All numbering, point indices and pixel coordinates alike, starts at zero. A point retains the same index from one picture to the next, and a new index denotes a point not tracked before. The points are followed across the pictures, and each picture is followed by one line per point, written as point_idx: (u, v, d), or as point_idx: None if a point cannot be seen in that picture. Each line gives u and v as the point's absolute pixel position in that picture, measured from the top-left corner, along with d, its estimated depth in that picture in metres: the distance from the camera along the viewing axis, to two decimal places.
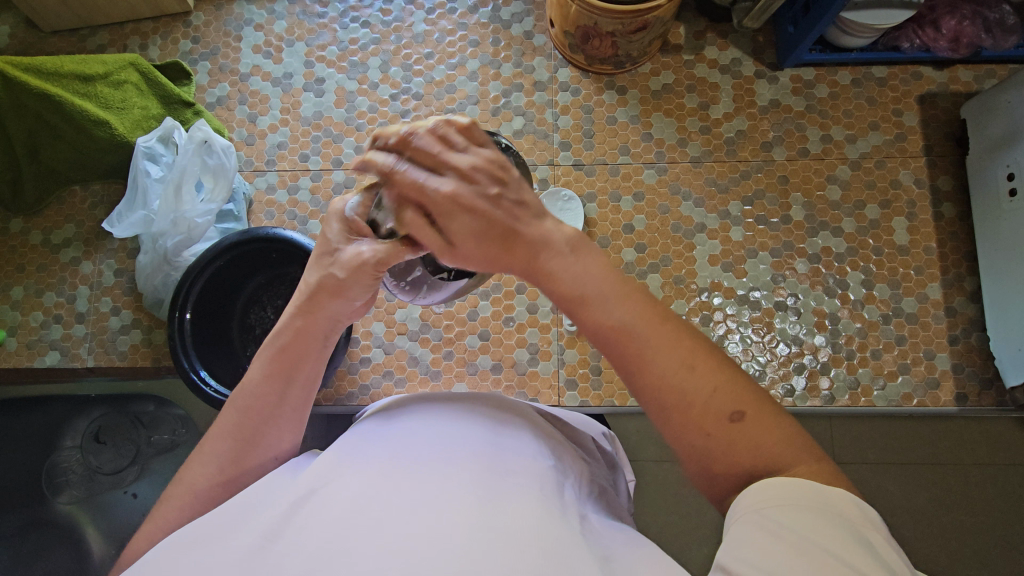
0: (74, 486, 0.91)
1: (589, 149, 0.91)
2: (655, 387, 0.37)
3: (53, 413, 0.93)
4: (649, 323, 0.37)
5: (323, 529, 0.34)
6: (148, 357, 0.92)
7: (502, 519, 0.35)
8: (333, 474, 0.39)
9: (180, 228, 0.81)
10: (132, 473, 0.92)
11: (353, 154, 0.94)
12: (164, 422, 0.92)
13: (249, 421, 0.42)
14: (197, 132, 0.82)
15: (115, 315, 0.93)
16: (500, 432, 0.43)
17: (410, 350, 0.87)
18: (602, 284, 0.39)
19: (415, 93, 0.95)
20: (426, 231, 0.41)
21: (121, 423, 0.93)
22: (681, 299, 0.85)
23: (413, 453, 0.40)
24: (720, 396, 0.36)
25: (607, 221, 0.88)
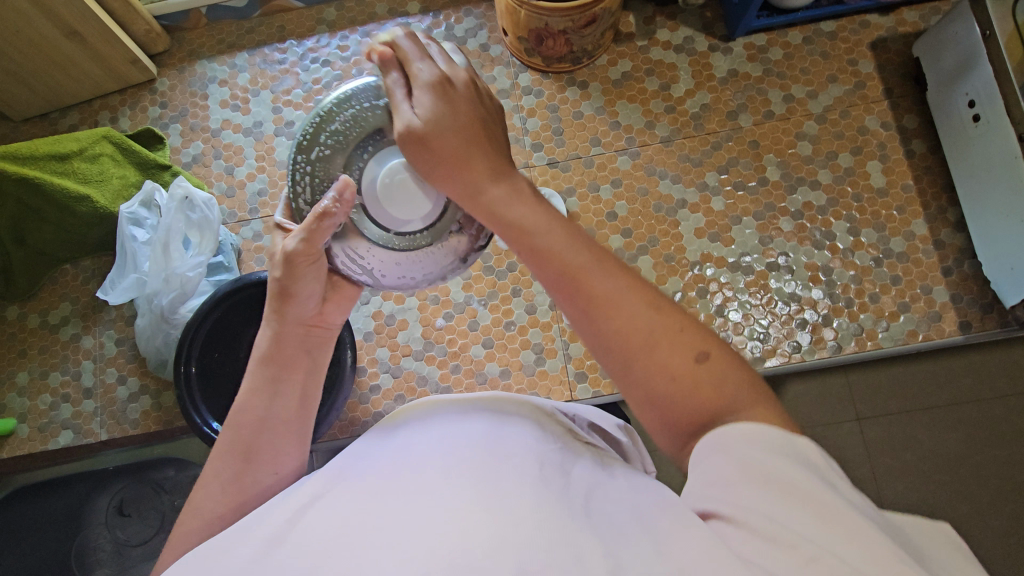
0: (104, 564, 0.91)
1: (560, 146, 0.92)
2: (611, 336, 0.37)
3: (75, 493, 0.93)
4: (615, 275, 0.38)
5: (327, 531, 0.35)
6: (159, 421, 0.92)
7: (502, 495, 0.35)
8: (337, 478, 0.40)
9: (173, 285, 0.82)
10: (160, 542, 0.91)
11: None
12: (185, 485, 0.92)
13: (243, 436, 0.44)
14: (178, 189, 0.84)
15: (122, 384, 0.94)
16: (500, 418, 0.45)
17: (417, 370, 0.88)
18: (577, 257, 0.38)
19: None
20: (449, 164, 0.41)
21: (144, 492, 0.93)
22: (674, 277, 0.86)
23: (414, 444, 0.42)
24: (685, 338, 0.36)
25: (589, 213, 0.90)
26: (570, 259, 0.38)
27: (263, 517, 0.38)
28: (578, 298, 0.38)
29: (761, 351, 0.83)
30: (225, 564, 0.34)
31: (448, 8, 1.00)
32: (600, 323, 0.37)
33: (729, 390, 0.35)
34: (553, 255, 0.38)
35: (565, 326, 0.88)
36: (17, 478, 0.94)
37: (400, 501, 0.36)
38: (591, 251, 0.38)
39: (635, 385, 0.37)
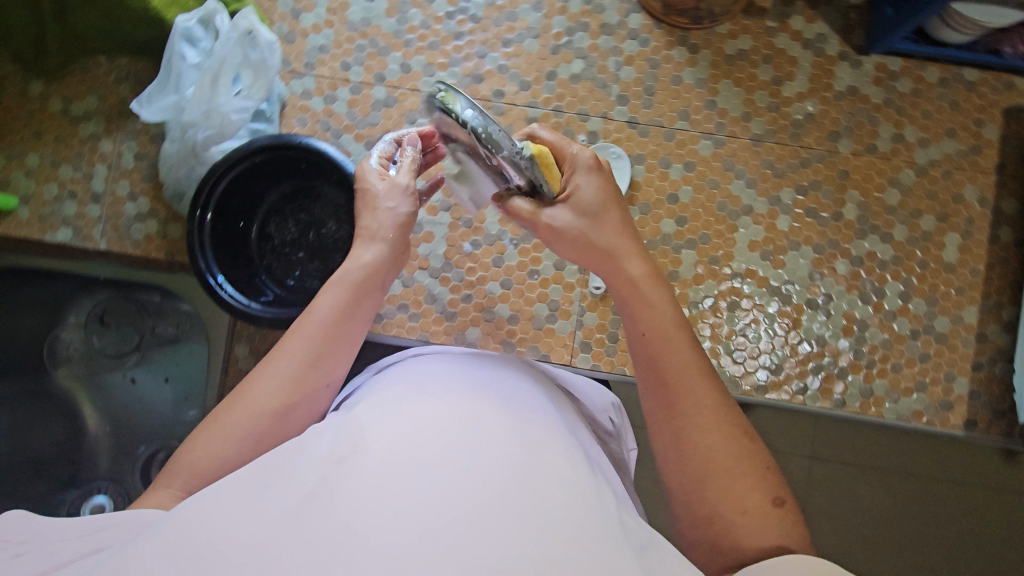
0: (74, 364, 1.01)
1: (646, 107, 0.86)
2: (701, 450, 0.48)
3: (60, 289, 0.99)
4: (699, 377, 0.51)
5: (362, 493, 0.39)
6: (161, 250, 0.90)
7: (529, 497, 0.40)
8: (360, 422, 0.45)
9: (213, 121, 0.77)
10: (130, 360, 1.00)
11: (398, 72, 0.89)
12: (170, 314, 0.99)
13: (296, 388, 0.52)
14: (242, 19, 0.75)
15: (132, 201, 0.90)
16: (508, 403, 0.49)
17: (428, 286, 0.86)
18: (681, 362, 0.52)
19: (473, 15, 0.89)
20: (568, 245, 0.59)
21: (126, 308, 1.00)
22: (711, 281, 0.83)
23: (426, 409, 0.46)
24: (759, 485, 0.47)
25: (651, 187, 0.85)
26: (670, 335, 0.53)
27: (298, 471, 0.41)
28: (672, 395, 0.51)
29: (767, 381, 0.81)
30: (260, 508, 0.38)
31: None
32: (691, 437, 0.49)
33: (780, 537, 0.44)
34: (668, 340, 0.53)
35: (588, 293, 0.85)
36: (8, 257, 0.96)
37: (432, 482, 0.40)
38: (681, 346, 0.53)
39: (705, 506, 0.47)
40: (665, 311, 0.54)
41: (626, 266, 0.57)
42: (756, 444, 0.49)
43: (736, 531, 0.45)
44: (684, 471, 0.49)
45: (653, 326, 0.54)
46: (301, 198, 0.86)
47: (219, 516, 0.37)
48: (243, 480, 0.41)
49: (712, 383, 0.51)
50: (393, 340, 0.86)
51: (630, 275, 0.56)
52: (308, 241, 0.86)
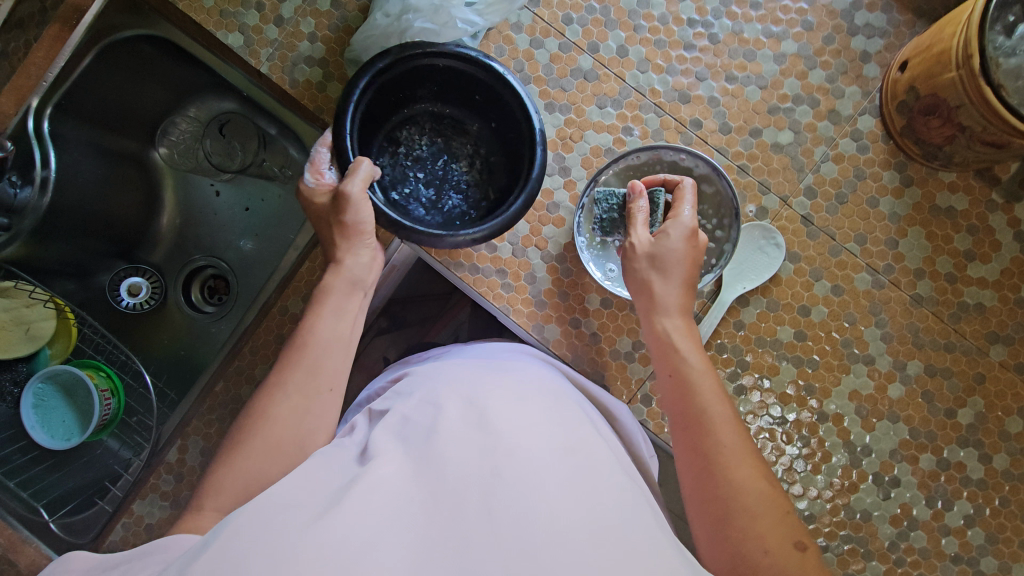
0: (175, 146, 1.13)
1: (829, 212, 0.81)
2: (735, 493, 0.56)
3: (196, 77, 1.06)
4: (737, 430, 0.61)
5: (386, 510, 0.44)
6: (313, 102, 0.88)
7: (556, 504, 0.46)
8: (416, 413, 0.54)
9: (438, 19, 0.77)
10: (228, 176, 1.15)
11: (613, 52, 0.84)
12: (277, 154, 1.11)
13: (312, 357, 0.63)
14: None
15: (309, 42, 0.87)
16: (523, 415, 0.54)
17: (534, 266, 0.84)
18: (727, 421, 0.61)
19: (714, 34, 0.83)
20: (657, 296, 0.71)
21: (246, 128, 1.11)
22: (796, 405, 0.81)
23: (467, 410, 0.53)
24: (789, 522, 0.55)
25: (790, 289, 0.81)
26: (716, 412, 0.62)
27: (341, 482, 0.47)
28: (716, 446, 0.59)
29: None
30: (302, 514, 0.43)
31: None
32: (731, 483, 0.57)
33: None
34: (700, 402, 0.63)
35: None
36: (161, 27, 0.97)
37: (462, 492, 0.46)
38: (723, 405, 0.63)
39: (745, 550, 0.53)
40: (709, 378, 0.65)
41: (681, 335, 0.69)
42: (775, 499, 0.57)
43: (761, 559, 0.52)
44: (709, 516, 0.57)
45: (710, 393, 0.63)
46: (448, 131, 0.85)
47: (272, 518, 0.43)
48: (279, 495, 0.45)
49: (750, 450, 0.60)
50: (478, 296, 0.86)
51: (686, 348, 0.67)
52: (432, 170, 0.85)
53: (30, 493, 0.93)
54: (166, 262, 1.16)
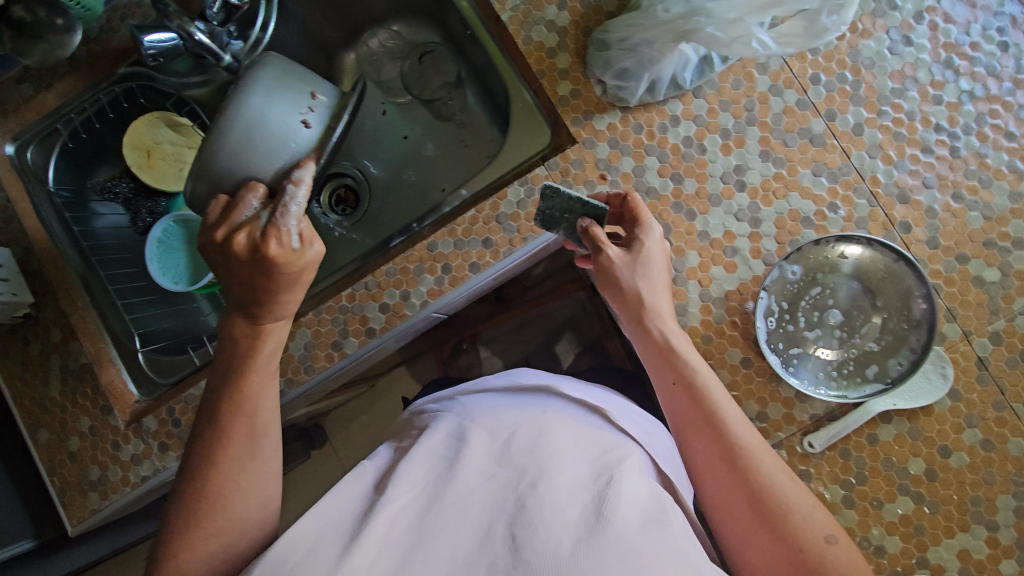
0: (365, 51, 1.14)
1: (1008, 365, 0.77)
2: (767, 492, 0.57)
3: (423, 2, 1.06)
4: (749, 435, 0.61)
5: (396, 535, 0.51)
6: (537, 63, 0.87)
7: (561, 510, 0.51)
8: (441, 441, 0.60)
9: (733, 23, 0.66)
10: (400, 99, 1.15)
11: (849, 126, 0.81)
12: (459, 98, 1.12)
13: (253, 426, 0.58)
14: None
15: (557, 7, 0.87)
16: (532, 443, 0.59)
17: (689, 300, 0.82)
18: (738, 426, 0.61)
19: (956, 147, 0.80)
20: (633, 307, 0.70)
21: (442, 64, 1.12)
22: (899, 541, 0.77)
23: (485, 443, 0.59)
24: (817, 513, 0.57)
25: (939, 423, 0.77)
26: (727, 414, 0.62)
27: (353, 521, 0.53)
28: (734, 456, 0.60)
29: None
30: (316, 560, 0.48)
31: None
32: (755, 482, 0.58)
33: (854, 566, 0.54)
34: (710, 405, 0.62)
35: (799, 441, 0.79)
36: None
37: (460, 519, 0.53)
38: (731, 406, 0.63)
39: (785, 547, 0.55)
40: (710, 377, 0.65)
41: (677, 342, 0.68)
42: (805, 491, 0.59)
43: (802, 540, 0.55)
44: (746, 513, 0.58)
45: (705, 395, 0.63)
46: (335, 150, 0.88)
47: (294, 563, 0.48)
48: (293, 540, 0.50)
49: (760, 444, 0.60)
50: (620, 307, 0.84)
51: (683, 354, 0.66)
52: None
53: (131, 317, 0.96)
54: None
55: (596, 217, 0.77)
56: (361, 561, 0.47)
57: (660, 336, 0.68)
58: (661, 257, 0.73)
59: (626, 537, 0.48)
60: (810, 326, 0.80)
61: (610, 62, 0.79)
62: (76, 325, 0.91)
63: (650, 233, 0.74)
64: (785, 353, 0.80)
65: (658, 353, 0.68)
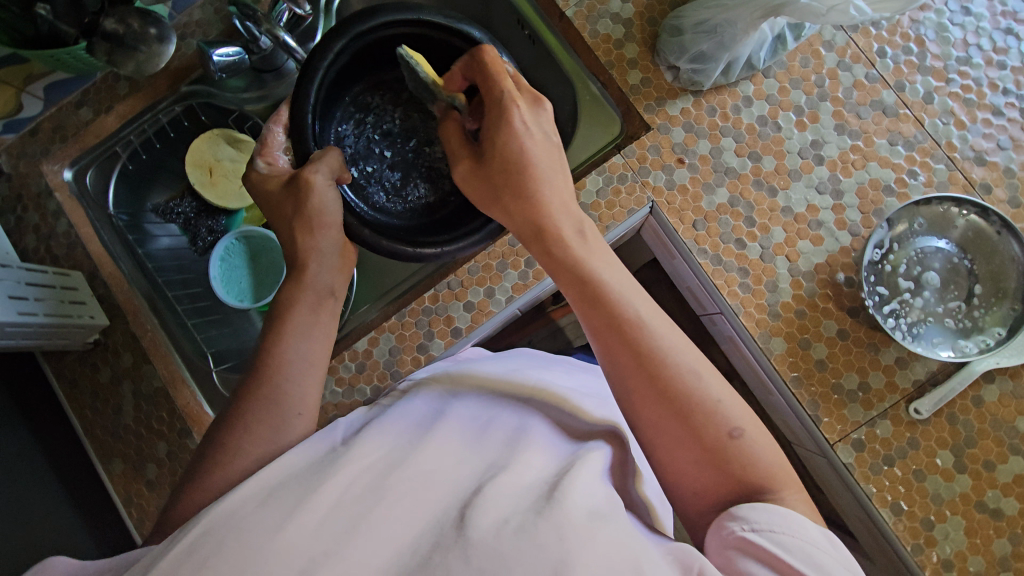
0: None
1: None
2: (682, 410, 0.51)
3: None
4: (677, 339, 0.54)
5: (341, 488, 0.47)
6: (605, 55, 0.88)
7: (507, 479, 0.50)
8: (417, 414, 0.60)
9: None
10: None
11: (919, 96, 0.83)
12: None
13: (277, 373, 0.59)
14: None
15: (621, 0, 0.88)
16: (478, 430, 0.58)
17: (779, 276, 0.82)
18: (633, 310, 0.54)
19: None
20: (526, 229, 0.59)
21: None
22: (1015, 501, 0.77)
23: (449, 430, 0.56)
24: (725, 406, 0.51)
25: None
26: (621, 299, 0.54)
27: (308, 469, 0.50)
28: (631, 339, 0.53)
29: None
30: (256, 519, 0.44)
31: None
32: (658, 390, 0.51)
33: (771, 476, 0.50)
34: (575, 271, 0.56)
35: (904, 408, 0.79)
36: None
37: (403, 476, 0.49)
38: (615, 272, 0.56)
39: (708, 467, 0.50)
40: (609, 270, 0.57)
41: (576, 246, 0.57)
42: (714, 370, 0.53)
43: (710, 438, 0.50)
44: (650, 390, 0.51)
45: (563, 255, 0.57)
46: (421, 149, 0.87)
47: (239, 528, 0.43)
48: (248, 495, 0.46)
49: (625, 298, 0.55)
50: (710, 288, 0.84)
51: (560, 248, 0.57)
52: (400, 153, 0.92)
53: (202, 338, 0.94)
54: None
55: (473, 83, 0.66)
56: (307, 521, 0.44)
57: (536, 227, 0.59)
58: (539, 143, 0.59)
59: (568, 520, 0.45)
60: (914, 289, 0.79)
61: (684, 48, 0.81)
62: (147, 348, 0.88)
63: (528, 132, 0.59)
64: (871, 289, 0.79)
65: (561, 263, 0.57)
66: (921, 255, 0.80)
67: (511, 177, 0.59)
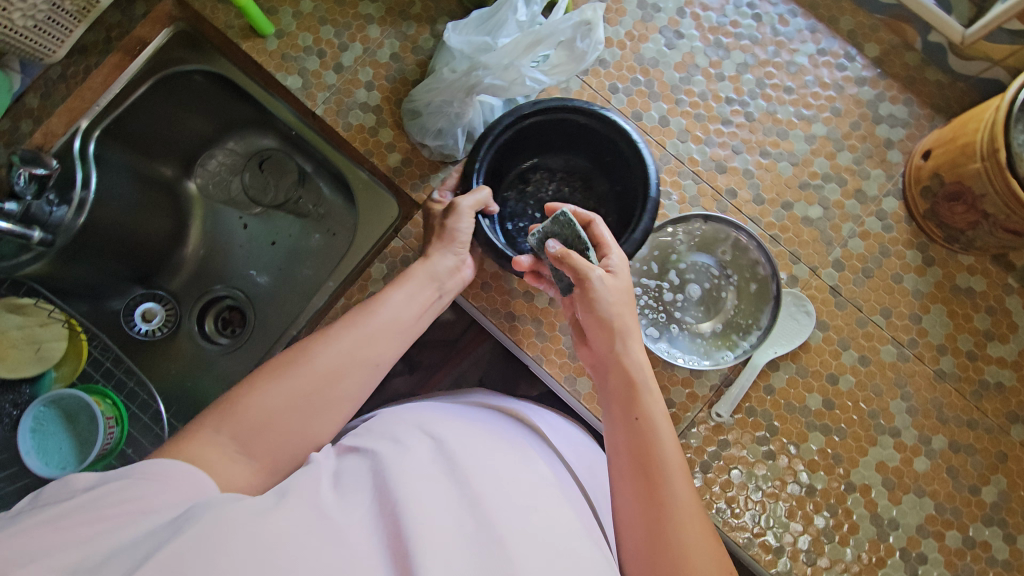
0: (209, 174, 1.15)
1: (856, 285, 0.84)
2: (677, 526, 0.54)
3: (242, 111, 1.07)
4: (692, 500, 0.56)
5: (315, 533, 0.46)
6: (363, 144, 0.90)
7: (501, 514, 0.52)
8: (383, 441, 0.59)
9: (507, 76, 0.70)
10: (255, 210, 1.16)
11: (655, 121, 0.89)
12: (313, 192, 1.14)
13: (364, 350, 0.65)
14: (591, 10, 0.65)
15: (366, 90, 0.90)
16: (488, 452, 0.60)
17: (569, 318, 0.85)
18: (679, 460, 0.58)
19: (749, 112, 0.88)
20: (604, 340, 0.66)
21: (286, 165, 1.14)
22: (823, 474, 0.81)
23: (441, 443, 0.59)
24: (723, 570, 0.53)
25: (819, 356, 0.83)
26: (679, 458, 0.58)
27: (298, 493, 0.50)
28: (669, 482, 0.56)
29: None
30: (245, 513, 0.46)
31: (895, 82, 0.89)
32: (677, 521, 0.54)
33: None
34: (656, 448, 0.58)
35: (707, 414, 0.83)
36: (210, 61, 0.97)
37: (411, 505, 0.50)
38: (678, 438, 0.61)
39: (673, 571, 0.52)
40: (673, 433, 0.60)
41: (646, 388, 0.62)
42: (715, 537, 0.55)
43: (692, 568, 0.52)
44: (648, 511, 0.55)
45: (658, 415, 0.61)
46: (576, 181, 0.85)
47: (211, 528, 0.43)
48: (240, 500, 0.47)
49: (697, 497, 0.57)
50: (512, 344, 0.87)
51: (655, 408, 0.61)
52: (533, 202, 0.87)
53: None
54: (184, 291, 1.16)
55: (568, 243, 0.69)
56: (282, 526, 0.46)
57: (626, 387, 0.63)
58: (617, 304, 0.65)
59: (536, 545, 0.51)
60: (683, 308, 0.86)
61: (425, 127, 0.83)
62: None
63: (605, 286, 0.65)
64: (646, 257, 0.87)
65: (625, 391, 0.63)
66: (688, 271, 0.86)
67: (620, 340, 0.65)
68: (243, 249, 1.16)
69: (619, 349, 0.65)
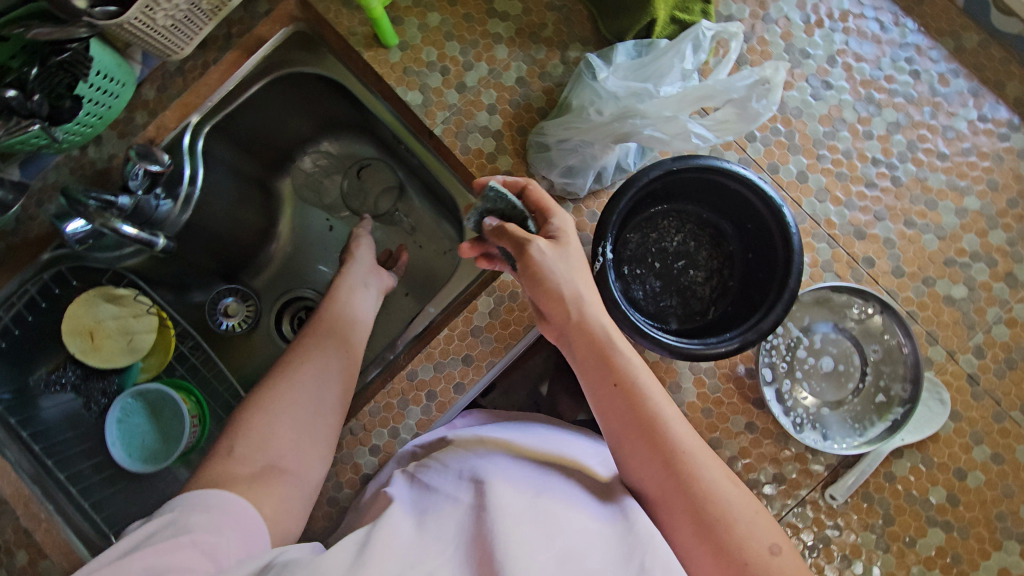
0: (302, 174, 1.12)
1: (997, 375, 0.79)
2: (706, 494, 0.54)
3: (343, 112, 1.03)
4: (701, 449, 0.56)
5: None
6: (480, 170, 0.86)
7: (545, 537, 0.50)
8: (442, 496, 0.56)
9: (669, 128, 0.66)
10: (344, 214, 1.14)
11: (793, 175, 0.83)
12: (404, 202, 1.09)
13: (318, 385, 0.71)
14: (771, 69, 0.64)
15: (488, 112, 0.86)
16: (491, 473, 0.57)
17: (681, 376, 0.80)
18: (685, 432, 0.56)
19: (896, 176, 0.83)
20: (561, 309, 0.61)
21: (380, 172, 1.10)
22: (940, 574, 0.76)
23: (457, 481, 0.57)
24: (762, 523, 0.54)
25: (948, 448, 0.78)
26: (677, 427, 0.56)
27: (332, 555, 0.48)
28: (678, 458, 0.55)
29: None
30: None
31: None
32: (707, 491, 0.54)
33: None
34: (661, 427, 0.56)
35: (819, 495, 0.78)
36: (323, 65, 0.93)
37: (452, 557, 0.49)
38: (670, 403, 0.58)
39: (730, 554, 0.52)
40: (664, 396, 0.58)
41: (630, 363, 0.59)
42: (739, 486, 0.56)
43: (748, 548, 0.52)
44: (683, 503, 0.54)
45: (637, 383, 0.57)
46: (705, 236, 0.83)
47: None
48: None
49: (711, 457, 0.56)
50: None
51: (637, 373, 0.58)
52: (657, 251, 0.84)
53: (102, 517, 0.87)
54: (264, 289, 1.14)
55: (505, 215, 0.64)
56: None
57: (604, 361, 0.59)
58: (568, 270, 0.60)
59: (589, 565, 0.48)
60: (806, 375, 0.81)
61: (553, 162, 0.78)
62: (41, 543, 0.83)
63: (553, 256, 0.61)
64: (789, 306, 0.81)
65: (598, 360, 0.59)
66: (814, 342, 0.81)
67: (580, 316, 0.60)
68: (328, 252, 1.14)
69: (595, 336, 0.60)
